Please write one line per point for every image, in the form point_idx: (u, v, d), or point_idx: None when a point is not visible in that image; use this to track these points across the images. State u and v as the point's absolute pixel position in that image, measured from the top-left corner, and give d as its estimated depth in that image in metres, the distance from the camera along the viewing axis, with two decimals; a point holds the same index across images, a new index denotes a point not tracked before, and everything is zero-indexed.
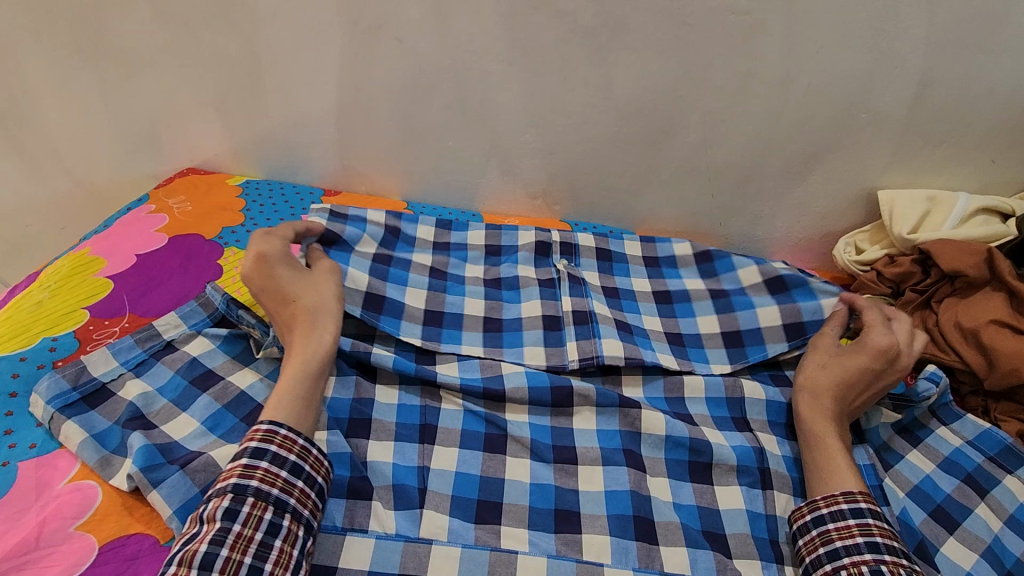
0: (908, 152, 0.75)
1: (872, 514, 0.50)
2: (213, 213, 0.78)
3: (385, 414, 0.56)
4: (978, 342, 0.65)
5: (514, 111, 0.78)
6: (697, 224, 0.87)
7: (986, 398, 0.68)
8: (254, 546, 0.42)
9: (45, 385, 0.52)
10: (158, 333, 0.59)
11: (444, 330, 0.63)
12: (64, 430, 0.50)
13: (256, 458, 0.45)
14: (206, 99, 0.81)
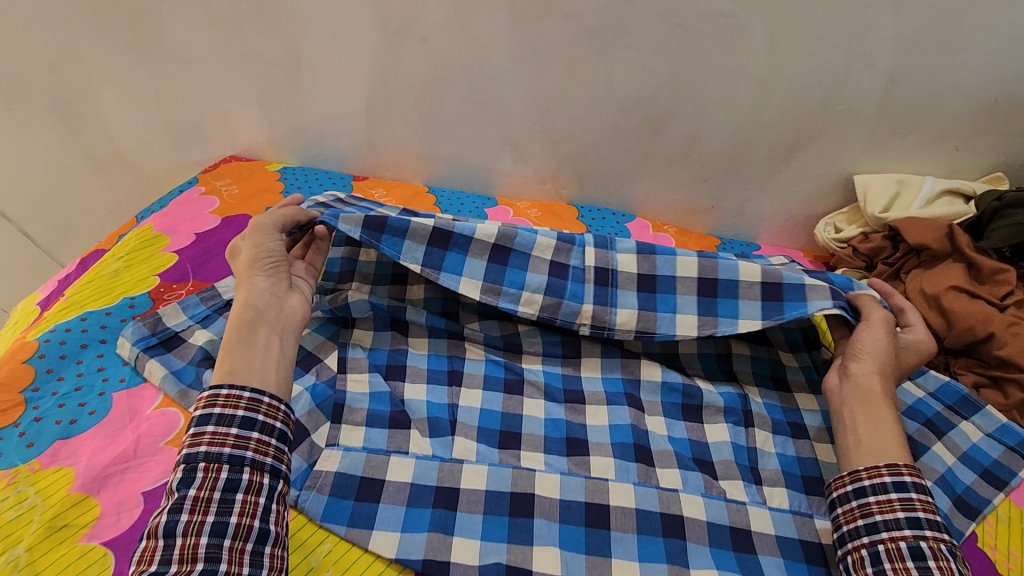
0: (881, 140, 0.83)
1: (916, 488, 0.51)
2: (256, 194, 0.87)
3: (417, 361, 0.65)
4: (940, 305, 0.73)
5: (526, 104, 0.86)
6: (692, 207, 0.95)
7: (946, 356, 0.75)
8: (215, 505, 0.44)
9: (130, 331, 0.61)
10: (219, 293, 0.67)
11: None
12: (148, 366, 0.59)
13: (200, 423, 0.47)
14: (250, 93, 0.90)
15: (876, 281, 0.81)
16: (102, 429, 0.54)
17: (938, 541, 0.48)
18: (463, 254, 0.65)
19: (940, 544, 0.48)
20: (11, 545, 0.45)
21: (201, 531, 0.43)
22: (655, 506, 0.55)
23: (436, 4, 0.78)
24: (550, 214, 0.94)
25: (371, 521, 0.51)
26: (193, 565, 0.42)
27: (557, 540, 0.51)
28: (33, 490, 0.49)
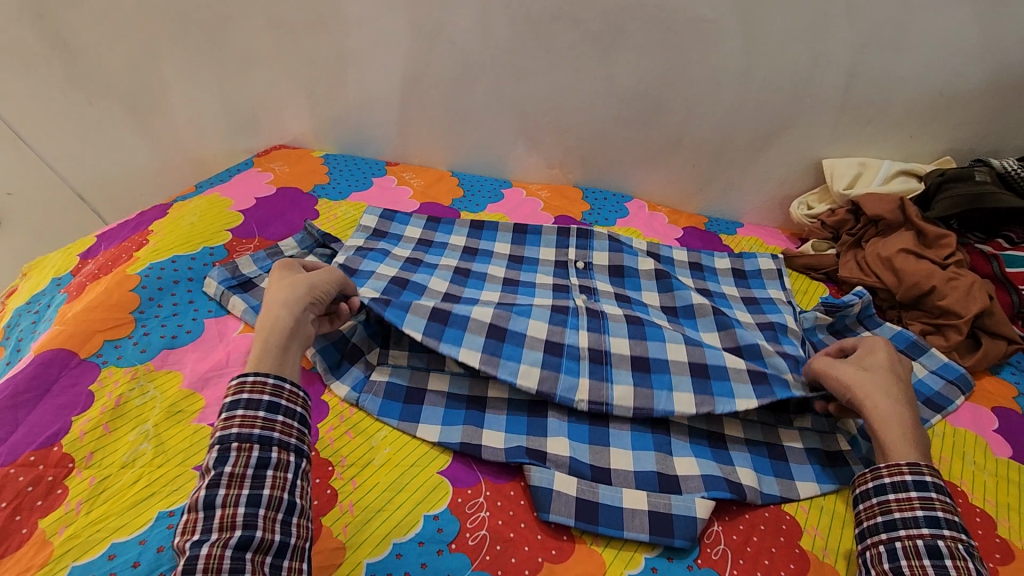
0: (845, 128, 0.97)
1: (935, 488, 0.53)
2: (305, 174, 1.01)
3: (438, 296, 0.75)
4: (892, 265, 0.86)
5: (538, 97, 1.00)
6: (684, 189, 1.09)
7: (900, 310, 0.87)
8: (249, 478, 0.47)
9: (215, 273, 0.74)
10: (281, 250, 0.81)
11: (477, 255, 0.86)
12: (231, 301, 0.72)
13: (232, 409, 0.50)
14: (300, 88, 1.04)
15: (841, 250, 0.94)
16: (198, 346, 0.67)
17: (956, 539, 0.50)
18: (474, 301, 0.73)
19: (958, 542, 0.50)
20: (142, 421, 0.58)
21: (239, 502, 0.46)
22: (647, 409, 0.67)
23: (464, 12, 0.92)
24: (559, 195, 1.07)
25: (417, 417, 0.63)
26: (232, 531, 0.45)
27: (564, 431, 0.63)
28: (152, 386, 0.61)
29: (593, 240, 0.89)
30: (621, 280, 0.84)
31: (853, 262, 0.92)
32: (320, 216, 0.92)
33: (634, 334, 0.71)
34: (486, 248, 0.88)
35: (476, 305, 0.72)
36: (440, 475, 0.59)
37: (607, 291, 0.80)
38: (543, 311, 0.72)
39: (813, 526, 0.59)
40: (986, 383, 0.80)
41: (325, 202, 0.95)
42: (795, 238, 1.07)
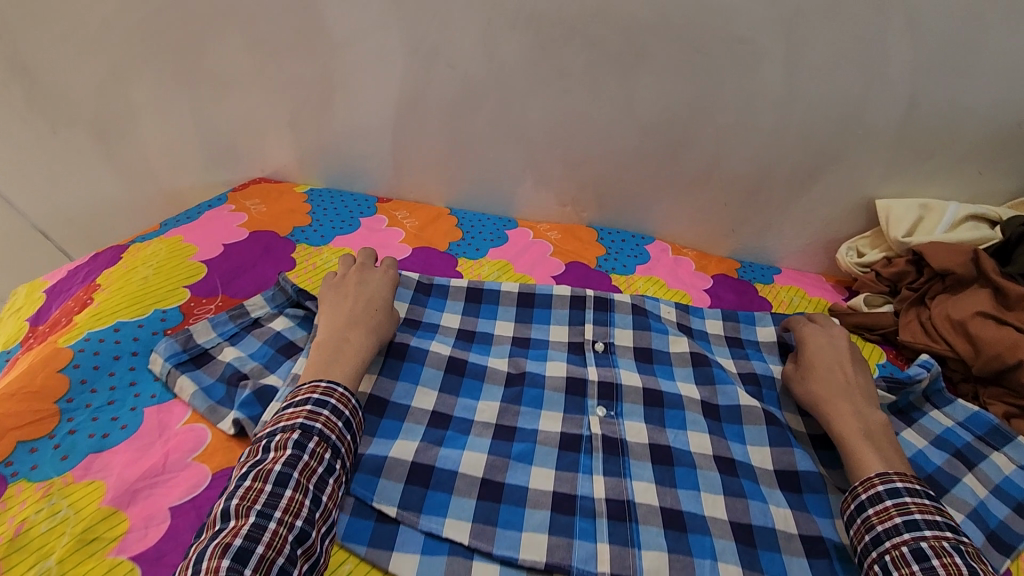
0: (903, 163, 0.84)
1: (910, 494, 0.53)
2: (284, 215, 0.89)
3: (433, 376, 0.66)
4: (965, 331, 0.73)
5: (548, 127, 0.88)
6: (712, 230, 0.96)
7: (975, 384, 0.74)
8: (317, 475, 0.50)
9: (163, 346, 0.63)
10: (247, 311, 0.69)
11: (481, 306, 0.77)
12: (179, 383, 0.60)
13: (319, 406, 0.53)
14: (281, 117, 0.93)
15: (901, 307, 0.81)
16: (133, 442, 0.55)
17: (941, 537, 0.49)
18: (467, 432, 0.61)
19: (942, 541, 0.49)
20: (43, 557, 0.46)
21: (305, 494, 0.48)
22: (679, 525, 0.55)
23: (464, 31, 0.81)
24: (570, 237, 0.94)
25: (391, 543, 0.52)
26: (294, 520, 0.47)
27: (573, 564, 0.51)
28: (66, 504, 0.50)
29: (615, 313, 0.76)
30: (649, 365, 0.71)
31: (916, 323, 0.78)
32: (296, 266, 0.80)
33: (662, 476, 0.59)
34: (485, 329, 0.74)
35: (470, 443, 0.60)
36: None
37: (634, 384, 0.67)
38: (549, 448, 0.60)
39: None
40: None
41: (304, 248, 0.84)
42: (841, 287, 0.93)
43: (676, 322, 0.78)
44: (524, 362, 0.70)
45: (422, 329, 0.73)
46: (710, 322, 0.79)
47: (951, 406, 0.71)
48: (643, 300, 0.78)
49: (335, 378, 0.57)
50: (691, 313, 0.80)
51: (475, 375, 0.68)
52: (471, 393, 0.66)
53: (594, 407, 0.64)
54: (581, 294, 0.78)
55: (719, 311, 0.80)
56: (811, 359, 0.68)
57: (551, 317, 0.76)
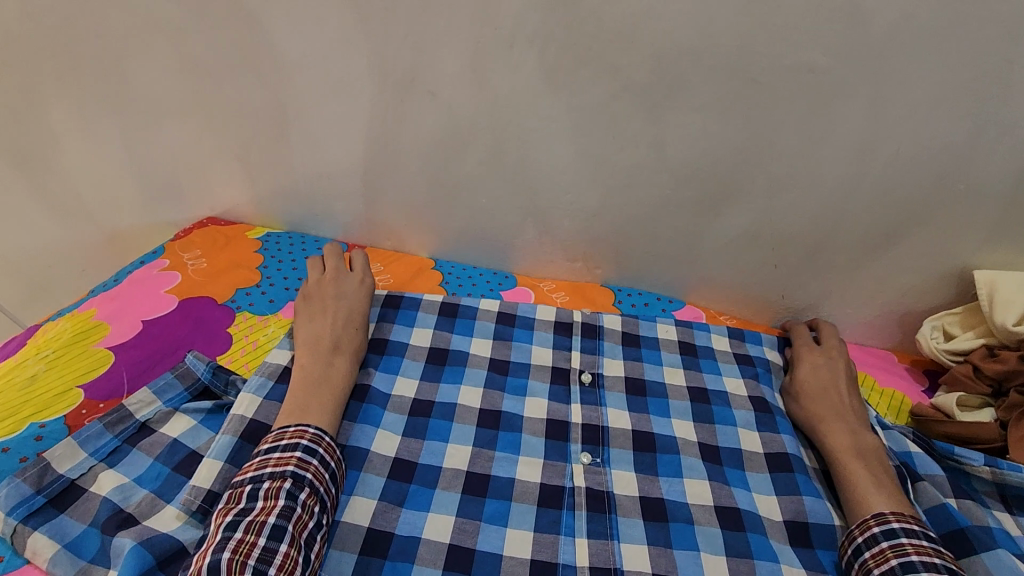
0: (1011, 226, 0.65)
1: (905, 533, 0.49)
2: (226, 272, 0.73)
3: (367, 495, 0.53)
4: None
5: (554, 170, 0.71)
6: (756, 296, 0.77)
7: None
8: (304, 532, 0.46)
9: (3, 493, 0.46)
10: (129, 414, 0.54)
11: (432, 419, 0.59)
12: (31, 545, 0.45)
13: (308, 456, 0.49)
14: (230, 150, 0.77)
15: (1008, 415, 0.63)
16: None
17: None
18: (412, 559, 0.49)
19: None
20: None
21: (297, 549, 0.44)
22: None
23: (447, 52, 0.63)
24: (580, 299, 0.78)
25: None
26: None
27: None
28: None
29: (611, 447, 0.59)
30: (652, 469, 0.57)
31: None
32: (229, 348, 0.63)
33: None
34: (445, 398, 0.61)
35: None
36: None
37: (631, 500, 0.54)
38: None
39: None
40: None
41: (246, 319, 0.67)
42: (918, 370, 0.75)
43: (697, 438, 0.61)
44: (476, 530, 0.51)
45: (364, 413, 0.59)
46: (743, 424, 0.62)
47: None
48: (642, 372, 0.66)
49: (310, 419, 0.52)
50: (715, 412, 0.63)
51: (409, 526, 0.51)
52: (420, 505, 0.53)
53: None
54: (564, 365, 0.66)
55: (740, 376, 0.67)
56: (805, 382, 0.65)
57: (526, 382, 0.64)
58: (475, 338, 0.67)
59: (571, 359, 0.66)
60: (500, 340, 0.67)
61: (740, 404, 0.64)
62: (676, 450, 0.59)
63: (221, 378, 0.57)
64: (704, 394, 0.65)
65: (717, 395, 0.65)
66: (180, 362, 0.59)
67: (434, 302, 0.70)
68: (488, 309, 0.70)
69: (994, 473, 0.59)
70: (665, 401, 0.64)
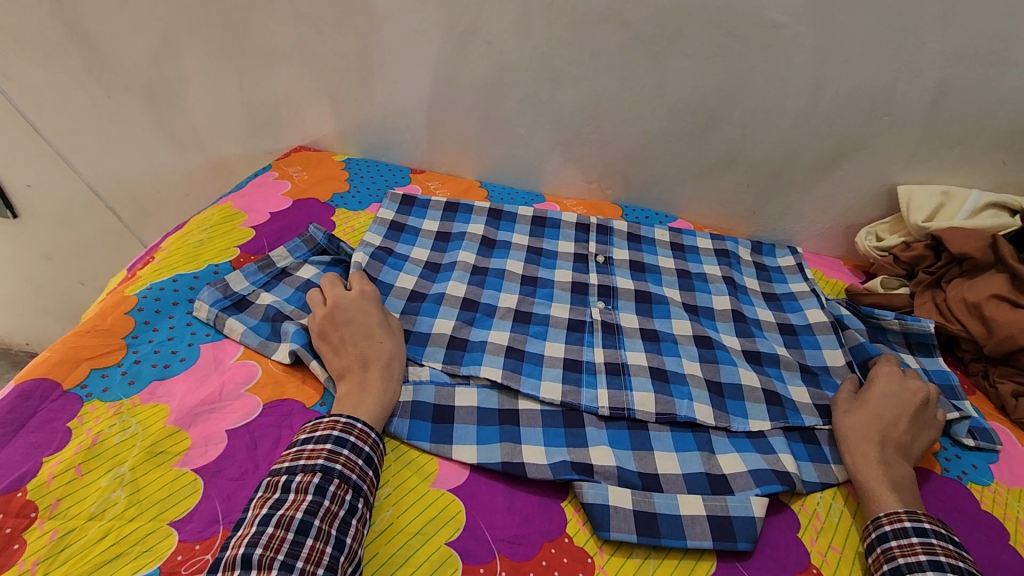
0: (926, 150, 0.86)
1: (936, 535, 0.51)
2: (324, 181, 0.94)
3: (446, 317, 0.71)
4: (981, 313, 0.74)
5: (579, 106, 0.91)
6: (733, 212, 0.99)
7: (986, 363, 0.76)
8: (338, 520, 0.47)
9: (206, 294, 0.67)
10: (273, 262, 0.74)
11: (487, 278, 0.79)
12: (228, 324, 0.65)
13: (338, 445, 0.51)
14: (323, 89, 0.98)
15: (916, 290, 0.83)
16: (192, 374, 0.60)
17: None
18: (484, 350, 0.67)
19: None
20: (117, 464, 0.51)
21: (327, 541, 0.45)
22: (699, 467, 0.59)
23: (502, 9, 0.84)
24: (595, 211, 0.98)
25: (449, 437, 0.59)
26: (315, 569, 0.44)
27: (581, 403, 0.64)
28: (136, 421, 0.55)
29: (619, 299, 0.79)
30: (648, 307, 0.79)
31: (931, 305, 0.80)
32: (335, 228, 0.85)
33: (659, 389, 0.66)
34: (497, 267, 0.81)
35: (487, 359, 0.66)
36: (453, 493, 0.55)
37: (633, 329, 0.74)
38: (555, 370, 0.67)
39: (833, 499, 0.60)
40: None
41: (343, 213, 0.88)
42: (859, 271, 0.97)
43: (681, 302, 0.81)
44: (525, 339, 0.70)
45: (440, 271, 0.80)
46: (717, 299, 0.83)
47: (929, 358, 0.78)
48: (642, 255, 0.88)
49: (359, 414, 0.55)
50: (697, 289, 0.84)
51: (479, 334, 0.70)
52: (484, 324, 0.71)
53: (601, 382, 0.66)
54: (583, 250, 0.87)
55: (717, 265, 0.89)
56: (871, 398, 0.66)
57: (556, 263, 0.84)
58: (516, 235, 0.88)
59: (589, 247, 0.88)
60: (535, 236, 0.88)
61: (715, 282, 0.86)
62: (667, 303, 0.80)
63: (335, 243, 0.77)
64: (689, 275, 0.86)
65: (699, 275, 0.87)
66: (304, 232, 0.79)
67: (483, 209, 0.90)
68: (524, 215, 0.91)
69: (902, 325, 0.79)
70: (659, 275, 0.85)
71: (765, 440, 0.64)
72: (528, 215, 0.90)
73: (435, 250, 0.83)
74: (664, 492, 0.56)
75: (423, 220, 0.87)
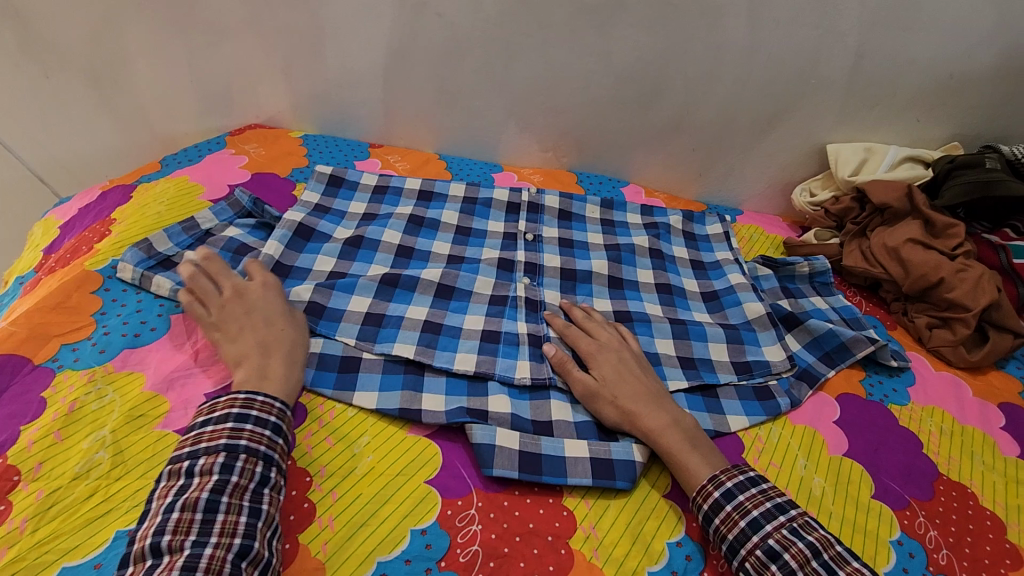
0: (850, 110, 0.93)
1: (739, 490, 0.52)
2: (283, 156, 0.95)
3: (421, 303, 0.71)
4: (899, 256, 0.83)
5: (531, 76, 0.95)
6: (681, 175, 1.04)
7: (905, 303, 0.85)
8: (249, 493, 0.47)
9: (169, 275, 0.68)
10: (197, 224, 0.76)
11: (463, 264, 0.78)
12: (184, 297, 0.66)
13: (238, 422, 0.50)
14: (276, 64, 0.97)
15: (845, 240, 0.91)
16: (167, 342, 0.62)
17: (780, 524, 0.50)
18: (458, 336, 0.68)
19: (782, 529, 0.50)
20: (98, 427, 0.53)
21: (240, 513, 0.45)
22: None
23: None
24: (553, 179, 1.02)
25: (420, 387, 0.62)
26: (231, 539, 0.44)
27: (495, 372, 0.64)
28: (111, 389, 0.56)
29: (593, 284, 0.80)
30: (620, 289, 0.80)
31: (857, 252, 0.88)
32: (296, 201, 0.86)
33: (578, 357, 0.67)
34: (473, 254, 0.82)
35: (462, 346, 0.66)
36: (430, 439, 0.58)
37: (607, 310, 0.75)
38: (527, 348, 0.67)
39: (775, 424, 0.67)
40: (992, 377, 0.78)
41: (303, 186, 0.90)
42: (796, 227, 1.04)
43: (654, 284, 0.82)
44: (500, 322, 0.71)
45: (415, 257, 0.80)
46: (642, 272, 0.84)
47: (833, 296, 0.86)
48: (615, 237, 0.90)
49: (264, 388, 0.54)
50: (669, 271, 0.85)
51: (454, 318, 0.70)
52: (458, 306, 0.72)
53: (523, 354, 0.66)
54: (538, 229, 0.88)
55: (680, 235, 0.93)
56: (608, 375, 0.62)
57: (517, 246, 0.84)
58: (491, 221, 0.89)
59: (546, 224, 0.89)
60: (511, 220, 0.89)
61: (683, 265, 0.87)
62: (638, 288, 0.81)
63: (258, 206, 0.79)
64: (660, 254, 0.87)
65: (668, 254, 0.88)
66: (230, 196, 0.81)
67: (458, 195, 0.91)
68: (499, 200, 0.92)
69: (809, 267, 0.86)
70: (633, 255, 0.86)
71: (719, 400, 0.67)
72: (504, 199, 0.91)
73: (407, 232, 0.83)
74: (621, 441, 0.60)
75: (396, 207, 0.88)
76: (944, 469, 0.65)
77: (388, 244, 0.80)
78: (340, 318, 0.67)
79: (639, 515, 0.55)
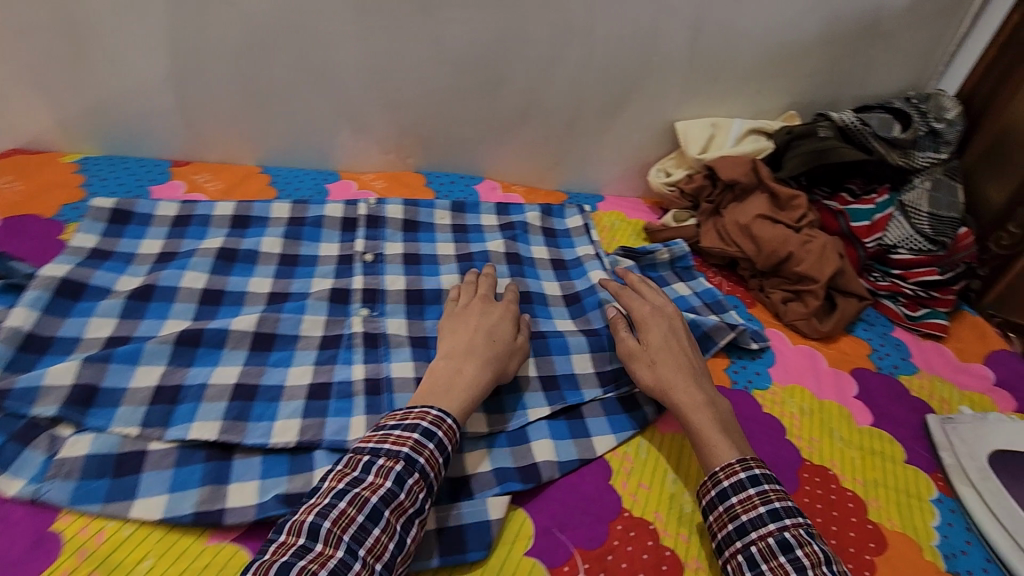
0: (695, 85, 0.90)
1: (766, 479, 0.50)
2: (48, 190, 0.77)
3: (232, 361, 0.59)
4: (750, 232, 0.83)
5: (353, 69, 0.82)
6: (538, 166, 0.98)
7: (761, 280, 0.85)
8: (354, 526, 0.43)
9: None
10: None
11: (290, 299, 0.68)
12: None
13: (427, 436, 0.48)
14: (27, 73, 0.78)
15: (700, 220, 0.90)
16: None
17: (794, 525, 0.47)
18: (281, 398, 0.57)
19: (800, 527, 0.47)
20: None
21: (390, 536, 0.44)
22: (509, 463, 0.57)
23: None
24: (400, 185, 0.92)
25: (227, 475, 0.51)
26: None
27: (323, 439, 0.54)
28: None
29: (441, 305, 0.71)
30: None
31: (713, 232, 0.88)
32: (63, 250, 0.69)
33: None
34: (301, 287, 0.70)
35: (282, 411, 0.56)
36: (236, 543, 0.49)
37: None
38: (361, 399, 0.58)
39: (645, 435, 0.62)
40: (843, 344, 0.79)
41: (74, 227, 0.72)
42: (656, 208, 1.01)
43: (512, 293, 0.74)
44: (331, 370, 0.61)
45: (225, 302, 0.66)
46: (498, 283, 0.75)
47: (693, 280, 0.84)
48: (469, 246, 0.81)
49: (442, 403, 0.52)
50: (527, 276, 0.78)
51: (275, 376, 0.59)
52: (280, 360, 0.61)
53: (358, 408, 0.57)
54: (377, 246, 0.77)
55: (540, 233, 0.87)
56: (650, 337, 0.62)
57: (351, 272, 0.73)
58: (323, 244, 0.77)
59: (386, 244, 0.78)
60: (345, 240, 0.77)
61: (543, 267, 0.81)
62: None
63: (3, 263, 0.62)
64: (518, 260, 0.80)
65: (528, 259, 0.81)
66: None
67: (282, 216, 0.77)
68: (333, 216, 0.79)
69: (669, 254, 0.84)
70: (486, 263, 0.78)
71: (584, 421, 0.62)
72: (337, 215, 0.79)
73: (216, 271, 0.69)
74: (473, 498, 0.53)
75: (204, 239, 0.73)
76: (807, 454, 0.64)
77: (189, 291, 0.66)
78: (117, 402, 0.53)
79: (521, 565, 0.50)
